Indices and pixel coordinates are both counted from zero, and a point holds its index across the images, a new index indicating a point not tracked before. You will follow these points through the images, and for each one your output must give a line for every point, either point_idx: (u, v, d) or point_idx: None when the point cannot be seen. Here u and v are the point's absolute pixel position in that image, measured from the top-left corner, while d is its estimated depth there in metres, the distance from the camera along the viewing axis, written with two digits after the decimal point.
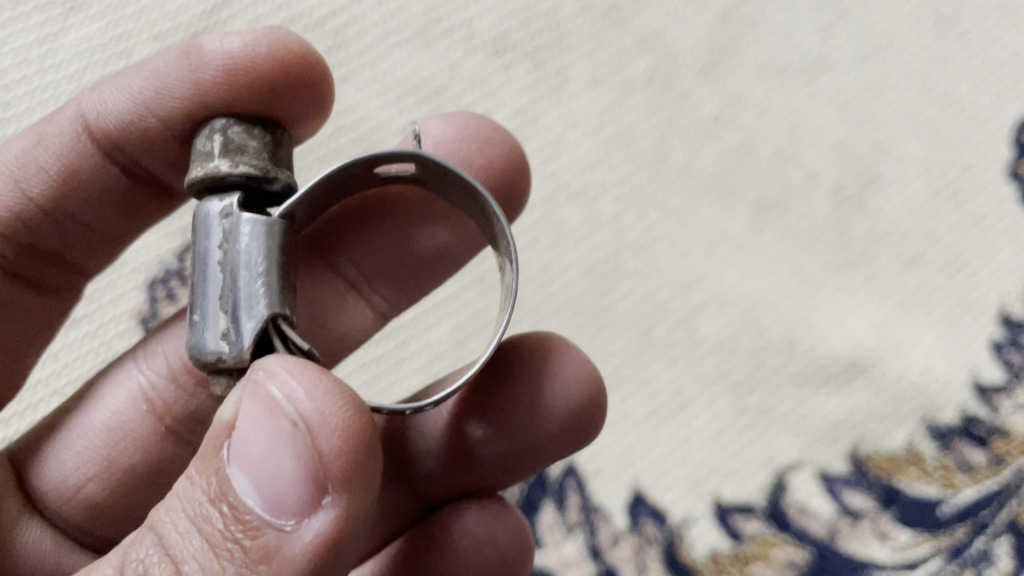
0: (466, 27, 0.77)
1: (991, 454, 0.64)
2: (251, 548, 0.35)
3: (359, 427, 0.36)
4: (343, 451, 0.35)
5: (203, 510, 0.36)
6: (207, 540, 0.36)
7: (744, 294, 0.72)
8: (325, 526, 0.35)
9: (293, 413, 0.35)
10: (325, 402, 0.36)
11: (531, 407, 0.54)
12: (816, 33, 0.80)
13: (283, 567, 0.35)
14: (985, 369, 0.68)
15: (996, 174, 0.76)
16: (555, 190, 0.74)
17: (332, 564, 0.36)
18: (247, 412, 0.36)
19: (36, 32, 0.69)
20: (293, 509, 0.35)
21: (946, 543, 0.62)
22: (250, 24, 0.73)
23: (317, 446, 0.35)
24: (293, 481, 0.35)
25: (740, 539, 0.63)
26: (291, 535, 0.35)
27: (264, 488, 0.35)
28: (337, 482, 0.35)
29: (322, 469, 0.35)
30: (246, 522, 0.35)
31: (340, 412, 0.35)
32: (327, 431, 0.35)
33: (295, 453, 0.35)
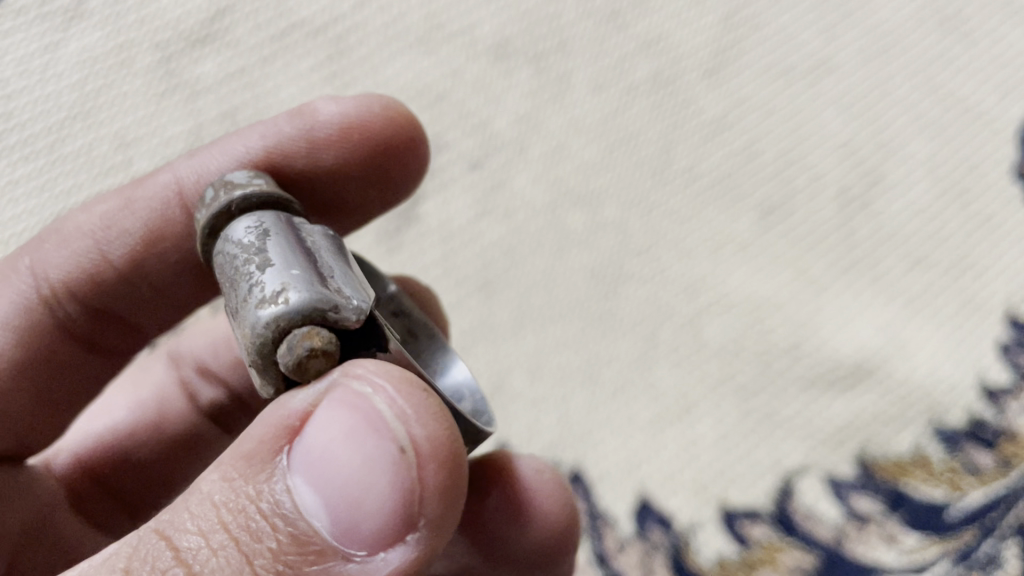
0: (468, 33, 0.76)
1: (999, 456, 0.63)
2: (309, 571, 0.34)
3: (457, 467, 0.36)
4: (436, 489, 0.35)
5: (245, 527, 0.34)
6: (251, 560, 0.34)
7: (747, 297, 0.72)
8: (402, 560, 0.35)
9: (403, 440, 0.35)
10: (435, 432, 0.35)
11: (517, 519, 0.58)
12: (820, 34, 0.80)
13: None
14: (991, 370, 0.66)
15: (1003, 174, 0.74)
16: (559, 196, 0.74)
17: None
18: (344, 425, 0.35)
19: (37, 41, 0.69)
20: (366, 541, 0.35)
21: (954, 546, 0.60)
22: (252, 32, 0.72)
23: (413, 477, 0.35)
24: (378, 509, 0.34)
25: (747, 544, 0.63)
26: (361, 565, 0.35)
27: (339, 511, 0.34)
28: (427, 519, 0.35)
29: (411, 502, 0.35)
30: (309, 545, 0.34)
31: (450, 446, 0.35)
32: (432, 465, 0.35)
33: (391, 482, 0.34)
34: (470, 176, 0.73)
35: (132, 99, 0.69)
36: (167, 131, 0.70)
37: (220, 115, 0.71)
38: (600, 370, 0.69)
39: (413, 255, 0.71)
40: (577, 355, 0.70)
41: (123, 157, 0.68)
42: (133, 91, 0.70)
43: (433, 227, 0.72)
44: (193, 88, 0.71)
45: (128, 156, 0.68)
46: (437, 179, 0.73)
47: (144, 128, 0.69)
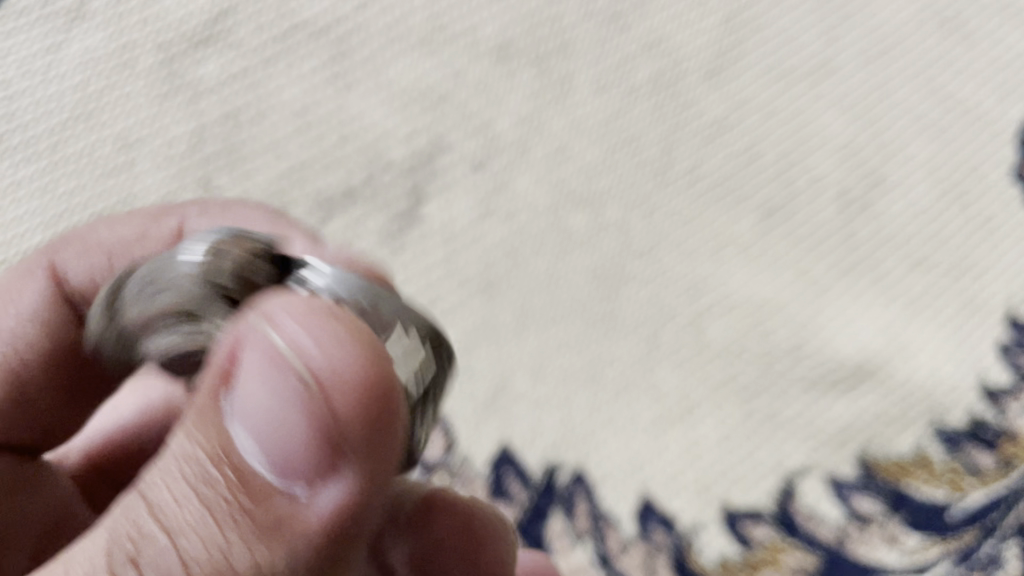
0: (470, 34, 0.76)
1: (999, 457, 0.65)
2: (257, 515, 0.31)
3: (386, 389, 0.30)
4: (367, 419, 0.30)
5: (198, 476, 0.32)
6: (207, 510, 0.31)
7: (750, 298, 0.71)
8: (346, 495, 0.31)
9: (305, 371, 0.30)
10: (341, 359, 0.30)
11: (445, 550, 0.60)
12: (820, 37, 0.80)
13: (297, 538, 0.31)
14: (992, 370, 0.68)
15: (1001, 175, 0.75)
16: (561, 196, 0.74)
17: (354, 525, 0.33)
18: (250, 364, 0.31)
19: (40, 43, 0.69)
20: (307, 479, 0.31)
21: (955, 546, 0.62)
22: (255, 34, 0.72)
23: (335, 413, 0.30)
24: (306, 448, 0.31)
25: (749, 544, 0.63)
26: (305, 506, 0.31)
27: (273, 454, 0.31)
28: (359, 453, 0.31)
29: (338, 436, 0.30)
30: (253, 489, 0.31)
31: (359, 372, 0.30)
32: (344, 394, 0.30)
33: (309, 416, 0.30)
34: (472, 177, 0.73)
35: (134, 99, 0.69)
36: (170, 131, 0.69)
37: (222, 115, 0.70)
38: (603, 370, 0.69)
39: (416, 256, 0.71)
40: (579, 356, 0.69)
41: (126, 157, 0.68)
42: (136, 92, 0.69)
43: (435, 226, 0.72)
44: (196, 89, 0.70)
45: (130, 157, 0.68)
46: (439, 179, 0.73)
47: (145, 128, 0.69)
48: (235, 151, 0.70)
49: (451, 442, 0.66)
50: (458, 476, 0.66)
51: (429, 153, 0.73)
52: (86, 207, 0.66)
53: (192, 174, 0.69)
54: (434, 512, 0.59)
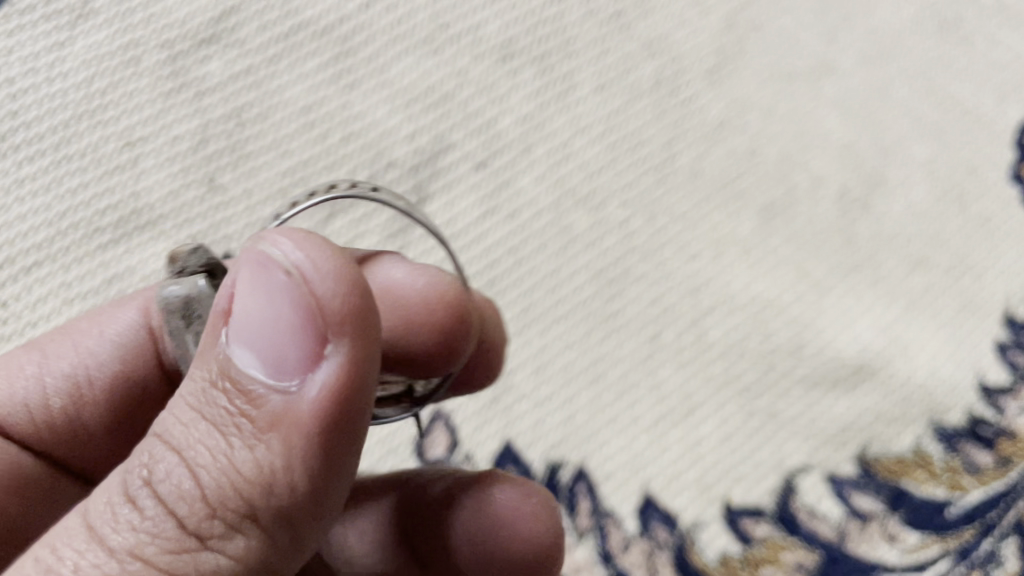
0: (473, 33, 0.77)
1: (998, 456, 0.65)
2: (258, 418, 0.34)
3: (360, 281, 0.35)
4: (346, 308, 0.34)
5: (205, 395, 0.35)
6: (213, 421, 0.35)
7: (752, 298, 0.72)
8: (332, 376, 0.34)
9: (286, 266, 0.35)
10: (314, 251, 0.35)
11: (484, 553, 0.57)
12: (821, 36, 0.81)
13: (296, 432, 0.34)
14: (991, 371, 0.68)
15: (1000, 175, 0.76)
16: (564, 195, 0.74)
17: (348, 418, 0.35)
18: (241, 281, 0.36)
19: (44, 40, 0.69)
20: (295, 368, 0.34)
21: (954, 545, 0.63)
22: (259, 32, 0.73)
23: (312, 295, 0.34)
24: (290, 336, 0.34)
25: (750, 542, 0.63)
26: (297, 395, 0.34)
27: (266, 352, 0.35)
28: (336, 329, 0.34)
29: (324, 325, 0.34)
30: (251, 393, 0.34)
31: (329, 259, 0.35)
32: (318, 278, 0.34)
33: (292, 304, 0.34)
34: (475, 175, 0.73)
35: (138, 97, 0.69)
36: (172, 130, 0.69)
37: (226, 114, 0.70)
38: (606, 370, 0.69)
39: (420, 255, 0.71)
40: (582, 355, 0.69)
41: (129, 155, 0.68)
42: (139, 90, 0.70)
43: (439, 225, 0.71)
44: (198, 87, 0.70)
45: (133, 155, 0.68)
46: (443, 178, 0.73)
47: (148, 126, 0.69)
48: (237, 149, 0.70)
49: (454, 441, 0.66)
50: None
51: (431, 153, 0.73)
52: (89, 204, 0.66)
53: (194, 173, 0.69)
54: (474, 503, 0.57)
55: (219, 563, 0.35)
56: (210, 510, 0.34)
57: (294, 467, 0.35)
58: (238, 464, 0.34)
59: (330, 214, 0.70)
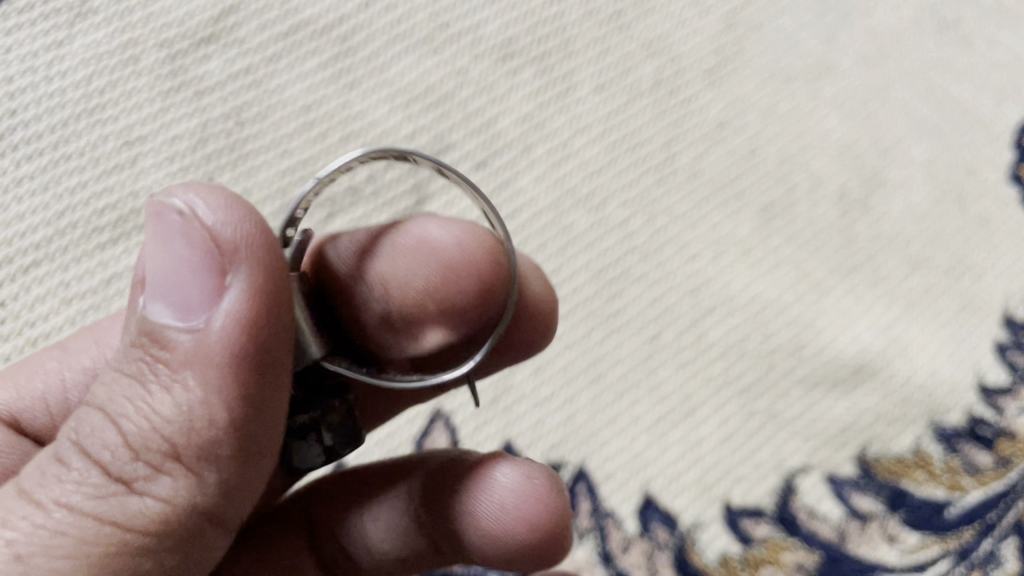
0: (473, 32, 0.77)
1: (998, 456, 0.65)
2: (173, 360, 0.37)
3: (250, 211, 0.38)
4: (237, 235, 0.37)
5: (129, 352, 0.38)
6: (134, 374, 0.38)
7: (752, 298, 0.72)
8: (232, 304, 0.37)
9: (177, 207, 0.38)
10: (202, 192, 0.38)
11: (483, 537, 0.54)
12: (820, 36, 0.81)
13: (206, 365, 0.37)
14: (991, 372, 0.68)
15: (1000, 176, 0.76)
16: (564, 195, 0.74)
17: (257, 347, 0.37)
18: (149, 238, 0.39)
19: (42, 39, 0.69)
20: (199, 306, 0.37)
21: (954, 545, 0.62)
22: (258, 31, 0.73)
23: (203, 228, 0.37)
24: (190, 275, 0.37)
25: (750, 542, 0.63)
26: (203, 330, 0.37)
27: (173, 297, 0.38)
28: (229, 257, 0.37)
29: (218, 257, 0.37)
30: (165, 339, 0.37)
31: (214, 195, 0.38)
32: (207, 212, 0.37)
33: (188, 243, 0.38)
34: (476, 175, 0.73)
35: (137, 97, 0.69)
36: (171, 129, 0.69)
37: (225, 113, 0.70)
38: (606, 370, 0.69)
39: None
40: (582, 356, 0.69)
41: (128, 155, 0.68)
42: (138, 89, 0.69)
43: None
44: (198, 86, 0.70)
45: (132, 154, 0.68)
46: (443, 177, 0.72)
47: (147, 125, 0.69)
48: (237, 148, 0.69)
49: (453, 442, 0.66)
50: None
51: (431, 153, 0.73)
52: (88, 204, 0.66)
53: (194, 173, 0.68)
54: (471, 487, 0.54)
55: (146, 508, 0.37)
56: (133, 455, 0.37)
57: (211, 402, 0.37)
58: (158, 406, 0.37)
59: (330, 214, 0.70)
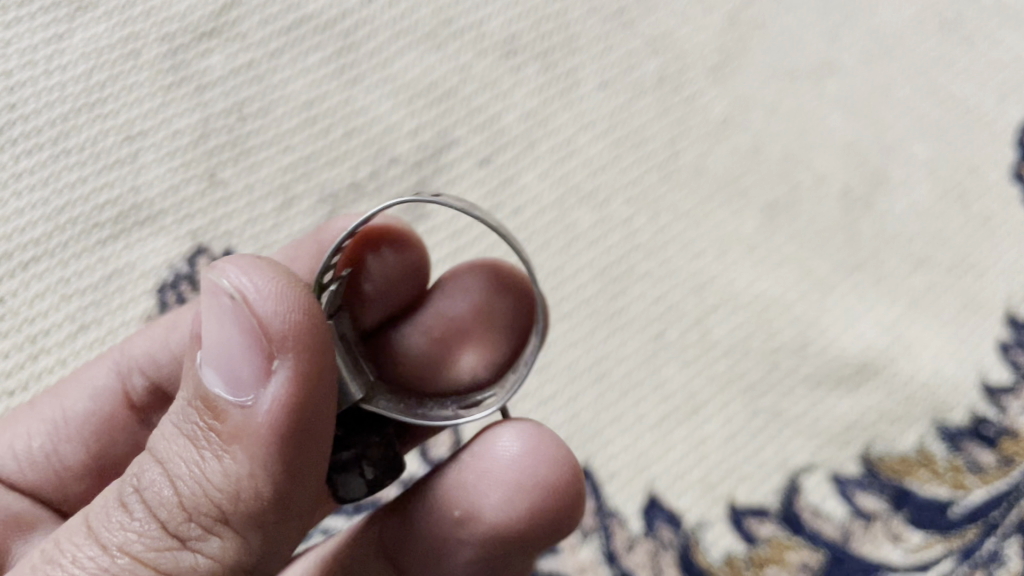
0: (476, 29, 0.76)
1: (1000, 455, 0.65)
2: (224, 432, 0.38)
3: (301, 299, 0.38)
4: (288, 324, 0.38)
5: (184, 412, 0.39)
6: (187, 437, 0.39)
7: (756, 296, 0.71)
8: (280, 387, 0.37)
9: (229, 289, 0.38)
10: (256, 276, 0.38)
11: (510, 513, 0.51)
12: (823, 34, 0.81)
13: (254, 443, 0.38)
14: (993, 370, 0.68)
15: (1001, 175, 0.76)
16: (567, 192, 0.73)
17: (302, 427, 0.38)
18: (205, 307, 0.39)
19: (41, 33, 0.68)
20: (250, 383, 0.38)
21: (958, 545, 0.62)
22: (259, 26, 0.72)
23: (255, 314, 0.38)
24: (242, 355, 0.38)
25: (755, 542, 0.63)
26: (252, 408, 0.38)
27: (227, 371, 0.38)
28: (280, 345, 0.38)
29: (268, 343, 0.38)
30: (216, 408, 0.38)
31: (267, 280, 0.38)
32: (260, 299, 0.38)
33: (239, 324, 0.38)
34: (479, 172, 0.72)
35: (137, 92, 0.69)
36: (172, 124, 0.68)
37: (226, 109, 0.69)
38: (610, 368, 0.68)
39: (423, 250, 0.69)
40: (586, 354, 0.68)
41: (129, 150, 0.67)
42: (138, 84, 0.69)
43: (443, 221, 0.71)
44: (199, 81, 0.70)
45: (133, 149, 0.67)
46: (445, 174, 0.72)
47: (148, 121, 0.68)
48: (239, 144, 0.69)
49: (457, 441, 0.65)
50: None
51: (434, 150, 0.72)
52: (88, 200, 0.65)
53: (195, 168, 0.68)
54: (465, 470, 0.52)
55: (196, 562, 0.39)
56: (186, 515, 0.38)
57: (258, 477, 0.38)
58: (209, 475, 0.38)
59: (331, 210, 0.69)
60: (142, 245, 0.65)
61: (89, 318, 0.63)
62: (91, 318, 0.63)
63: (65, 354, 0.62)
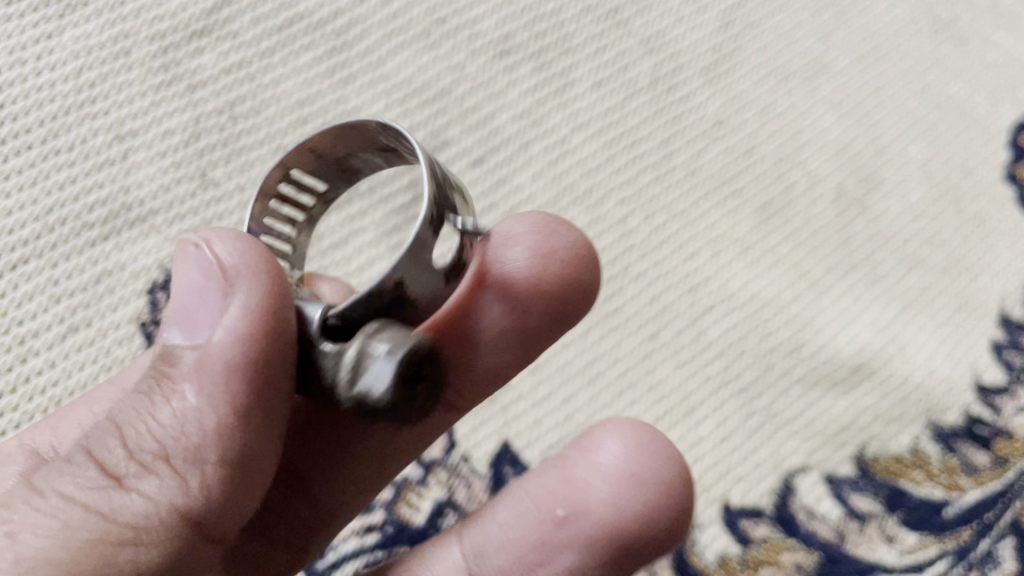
0: (469, 28, 0.76)
1: (994, 456, 0.65)
2: (177, 373, 0.38)
3: (259, 246, 0.40)
4: (242, 261, 0.39)
5: (145, 370, 0.39)
6: (141, 386, 0.38)
7: (750, 297, 0.71)
8: (235, 318, 0.38)
9: (194, 241, 0.40)
10: (218, 230, 0.41)
11: (624, 512, 0.44)
12: (817, 34, 0.81)
13: (208, 377, 0.37)
14: (988, 371, 0.68)
15: (996, 176, 0.76)
16: (561, 192, 0.73)
17: (257, 363, 0.38)
18: (173, 270, 0.41)
19: (31, 31, 0.68)
20: (206, 323, 0.38)
21: (952, 546, 0.62)
22: (251, 25, 0.71)
23: (212, 257, 0.39)
24: (201, 296, 0.39)
25: (750, 543, 0.63)
26: (206, 345, 0.38)
27: (184, 317, 0.39)
28: (236, 281, 0.39)
29: (225, 280, 0.39)
30: (171, 353, 0.38)
31: (227, 231, 0.41)
32: (220, 244, 0.40)
33: (200, 270, 0.39)
34: (473, 171, 0.72)
35: (128, 91, 0.68)
36: (163, 124, 0.68)
37: (217, 108, 0.69)
38: (604, 369, 0.68)
39: None
40: (580, 355, 0.68)
41: (119, 149, 0.67)
42: (129, 82, 0.69)
43: None
44: (190, 80, 0.69)
45: (123, 149, 0.67)
46: None
47: (139, 120, 0.68)
48: (230, 143, 0.68)
49: (451, 441, 0.64)
50: (457, 475, 0.63)
51: (428, 150, 0.72)
52: (77, 199, 0.65)
53: (186, 167, 0.67)
54: (570, 463, 0.47)
55: (135, 506, 0.36)
56: (128, 454, 0.36)
57: (207, 415, 0.37)
58: (159, 416, 0.37)
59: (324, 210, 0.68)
60: (133, 246, 0.64)
61: (77, 320, 0.62)
62: (79, 320, 0.62)
63: (52, 355, 0.61)
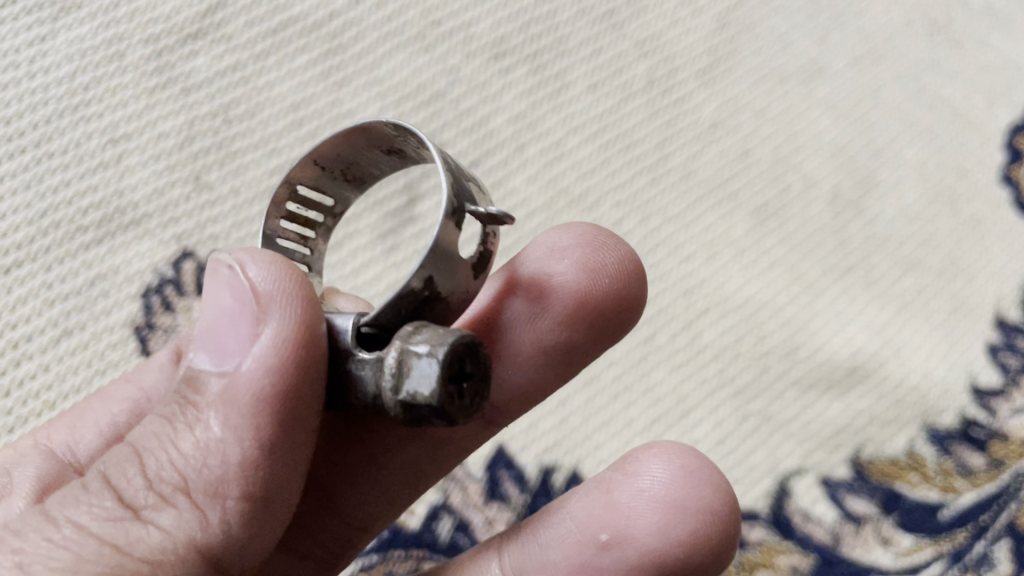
0: (464, 31, 0.76)
1: (990, 458, 0.65)
2: (203, 402, 0.38)
3: (293, 271, 0.40)
4: (276, 287, 0.39)
5: (172, 393, 0.39)
6: (167, 412, 0.39)
7: (746, 300, 0.71)
8: (264, 347, 0.38)
9: (229, 263, 0.40)
10: (254, 253, 0.40)
11: (667, 540, 0.45)
12: (812, 36, 0.81)
13: (234, 407, 0.37)
14: (982, 373, 0.68)
15: (991, 178, 0.76)
16: (556, 195, 0.73)
17: (284, 394, 0.38)
18: (207, 291, 0.41)
19: (24, 34, 0.68)
20: (235, 350, 0.38)
21: (947, 548, 0.62)
22: (245, 28, 0.71)
23: (246, 282, 0.39)
24: (232, 322, 0.39)
25: (746, 546, 0.62)
26: (234, 373, 0.38)
27: (215, 342, 0.39)
28: (268, 308, 0.38)
29: (256, 307, 0.39)
30: (199, 379, 0.38)
31: (262, 254, 0.40)
32: (254, 268, 0.39)
33: (233, 295, 0.39)
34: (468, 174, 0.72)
35: (122, 94, 0.68)
36: (157, 127, 0.68)
37: (212, 111, 0.69)
38: (599, 372, 0.68)
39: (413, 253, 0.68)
40: None
41: (113, 152, 0.67)
42: (123, 85, 0.68)
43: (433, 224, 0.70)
44: (185, 83, 0.69)
45: (117, 152, 0.67)
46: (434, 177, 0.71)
47: (133, 123, 0.68)
48: (224, 146, 0.68)
49: None
50: (452, 479, 0.63)
51: None
52: (71, 203, 0.65)
53: (181, 170, 0.67)
54: (614, 488, 0.48)
55: (150, 538, 0.36)
56: (148, 484, 0.36)
57: (231, 447, 0.37)
58: (181, 444, 0.37)
59: None
60: (127, 249, 0.64)
61: (71, 324, 0.62)
62: (74, 324, 0.62)
63: (46, 359, 0.61)
